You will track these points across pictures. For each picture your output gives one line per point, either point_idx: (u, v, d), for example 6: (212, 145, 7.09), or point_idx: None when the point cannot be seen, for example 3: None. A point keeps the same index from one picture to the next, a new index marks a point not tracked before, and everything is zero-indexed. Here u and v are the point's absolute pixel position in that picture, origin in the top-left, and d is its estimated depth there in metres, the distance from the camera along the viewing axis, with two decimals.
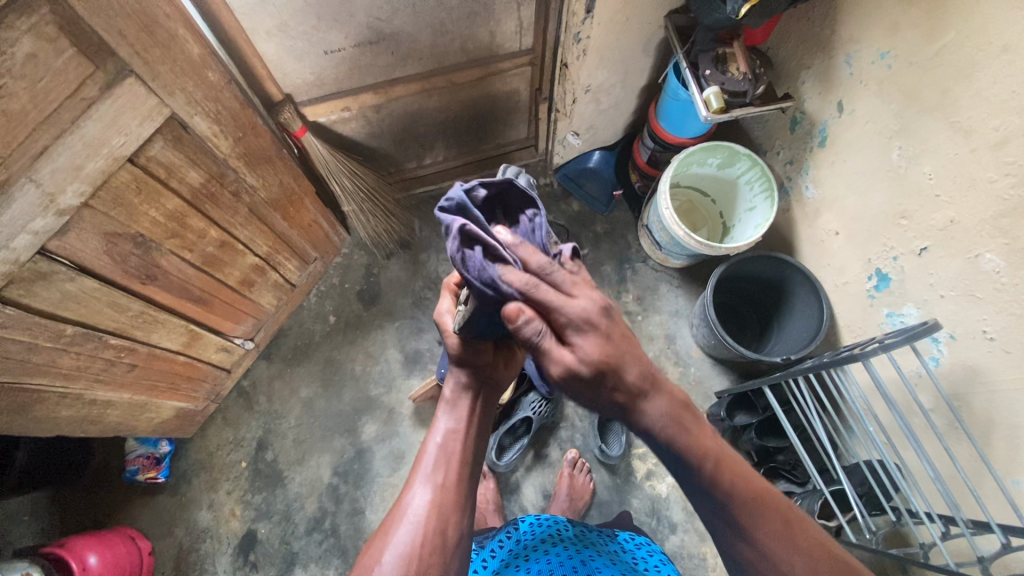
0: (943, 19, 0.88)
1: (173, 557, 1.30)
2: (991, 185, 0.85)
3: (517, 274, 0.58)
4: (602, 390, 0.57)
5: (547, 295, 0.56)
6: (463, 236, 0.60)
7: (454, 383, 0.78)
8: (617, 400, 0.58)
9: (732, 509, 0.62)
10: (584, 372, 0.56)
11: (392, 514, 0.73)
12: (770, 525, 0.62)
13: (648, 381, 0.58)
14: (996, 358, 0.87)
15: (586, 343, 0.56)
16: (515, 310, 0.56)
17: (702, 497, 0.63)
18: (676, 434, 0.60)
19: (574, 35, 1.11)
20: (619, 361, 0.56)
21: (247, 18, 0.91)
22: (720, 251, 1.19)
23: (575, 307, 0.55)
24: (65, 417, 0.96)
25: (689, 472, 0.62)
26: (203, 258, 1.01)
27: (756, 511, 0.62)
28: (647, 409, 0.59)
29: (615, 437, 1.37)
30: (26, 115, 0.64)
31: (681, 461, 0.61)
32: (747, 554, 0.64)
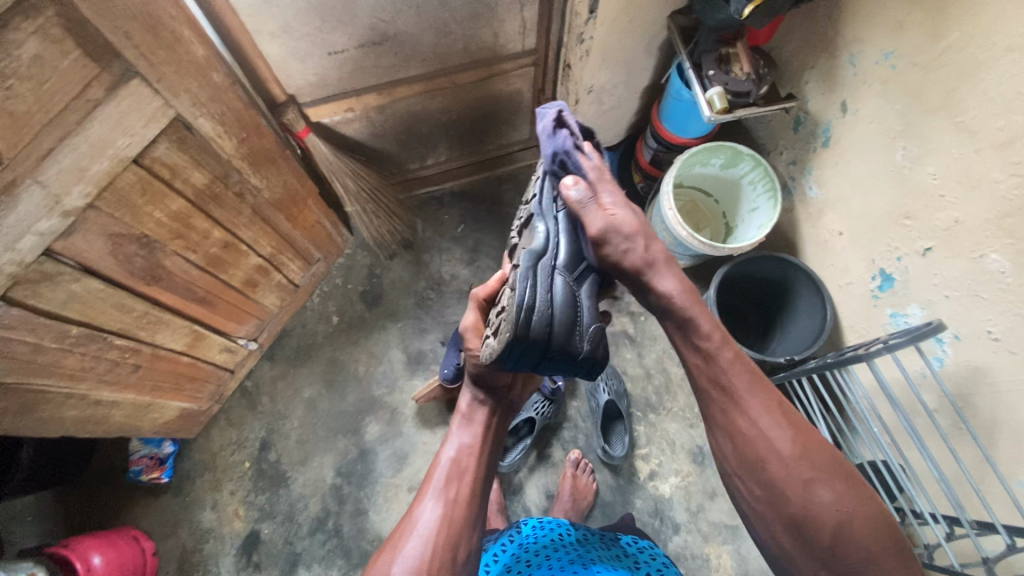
0: (947, 19, 0.88)
1: (176, 557, 1.30)
2: (996, 186, 0.85)
3: (587, 161, 0.72)
4: (631, 250, 0.71)
5: (602, 184, 0.72)
6: (557, 119, 0.76)
7: (469, 397, 0.82)
8: (637, 262, 0.71)
9: (731, 379, 0.74)
10: (623, 231, 0.69)
11: (402, 525, 0.73)
12: (765, 400, 0.74)
13: (664, 259, 0.72)
14: (1001, 358, 0.86)
15: (624, 214, 0.71)
16: (574, 180, 0.70)
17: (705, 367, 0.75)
18: (685, 301, 0.73)
19: (578, 36, 1.11)
20: (647, 233, 0.72)
21: (251, 19, 0.91)
22: (724, 251, 1.19)
23: (620, 194, 0.72)
24: (70, 418, 0.97)
25: (694, 338, 0.74)
26: (207, 259, 1.01)
27: (752, 386, 0.74)
28: (661, 282, 0.72)
29: (617, 438, 1.36)
30: (32, 116, 0.64)
31: (688, 325, 0.74)
32: (741, 427, 0.74)
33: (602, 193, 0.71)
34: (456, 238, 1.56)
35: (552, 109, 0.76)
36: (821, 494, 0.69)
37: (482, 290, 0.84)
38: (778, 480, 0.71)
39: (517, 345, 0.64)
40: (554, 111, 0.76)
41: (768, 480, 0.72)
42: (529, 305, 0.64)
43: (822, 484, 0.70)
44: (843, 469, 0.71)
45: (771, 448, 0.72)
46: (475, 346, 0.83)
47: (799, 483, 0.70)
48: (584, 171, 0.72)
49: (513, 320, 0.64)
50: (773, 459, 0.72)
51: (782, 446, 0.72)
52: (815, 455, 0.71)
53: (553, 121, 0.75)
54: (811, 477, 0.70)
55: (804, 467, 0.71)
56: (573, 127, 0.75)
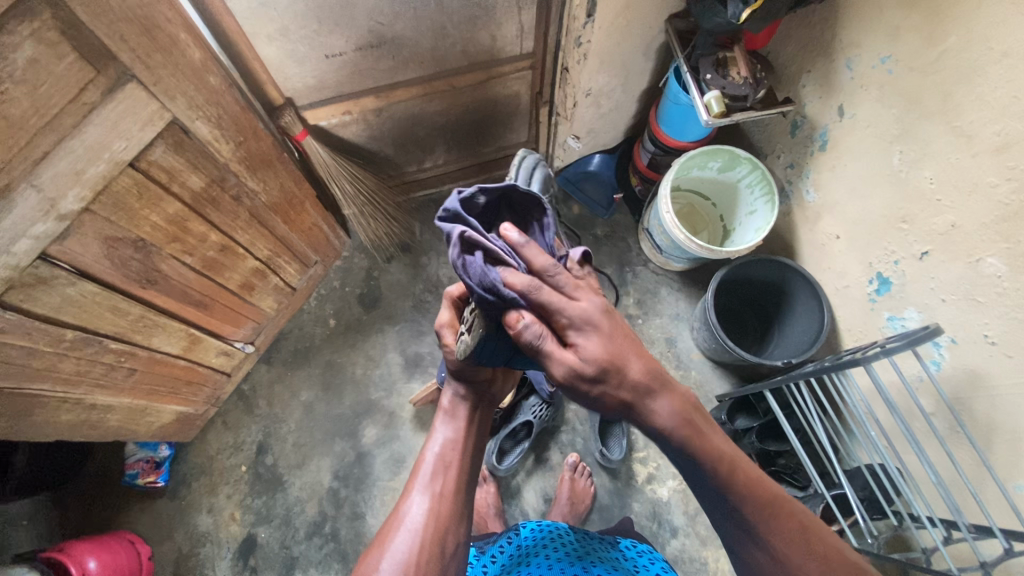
0: (943, 24, 0.89)
1: (172, 561, 1.29)
2: (992, 190, 0.85)
3: (516, 276, 0.58)
4: (606, 392, 0.57)
5: (546, 295, 0.57)
6: (465, 242, 0.61)
7: (450, 393, 0.81)
8: (621, 400, 0.58)
9: (745, 511, 0.64)
10: (588, 372, 0.56)
11: (389, 521, 0.73)
12: (787, 532, 0.64)
13: (654, 383, 0.59)
14: (997, 362, 0.87)
15: (587, 345, 0.57)
16: (516, 317, 0.58)
17: (717, 497, 0.65)
18: (687, 436, 0.61)
19: (575, 38, 1.11)
20: (623, 359, 0.57)
21: (249, 22, 0.91)
22: (721, 255, 1.19)
23: (577, 310, 0.57)
24: (65, 422, 0.96)
25: (702, 470, 0.63)
26: (203, 261, 1.00)
27: (767, 512, 0.64)
28: (657, 408, 0.60)
29: (616, 441, 1.36)
30: (27, 120, 0.64)
31: (691, 456, 0.62)
32: (763, 562, 0.65)
33: (551, 312, 0.58)
34: None
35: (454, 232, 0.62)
36: None
37: (456, 287, 0.84)
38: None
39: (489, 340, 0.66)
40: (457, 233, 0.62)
41: None
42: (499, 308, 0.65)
43: None
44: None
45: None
46: (450, 341, 0.81)
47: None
48: (519, 293, 0.58)
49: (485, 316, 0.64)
50: None
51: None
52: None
53: (459, 249, 0.61)
54: None
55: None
56: (486, 243, 0.61)
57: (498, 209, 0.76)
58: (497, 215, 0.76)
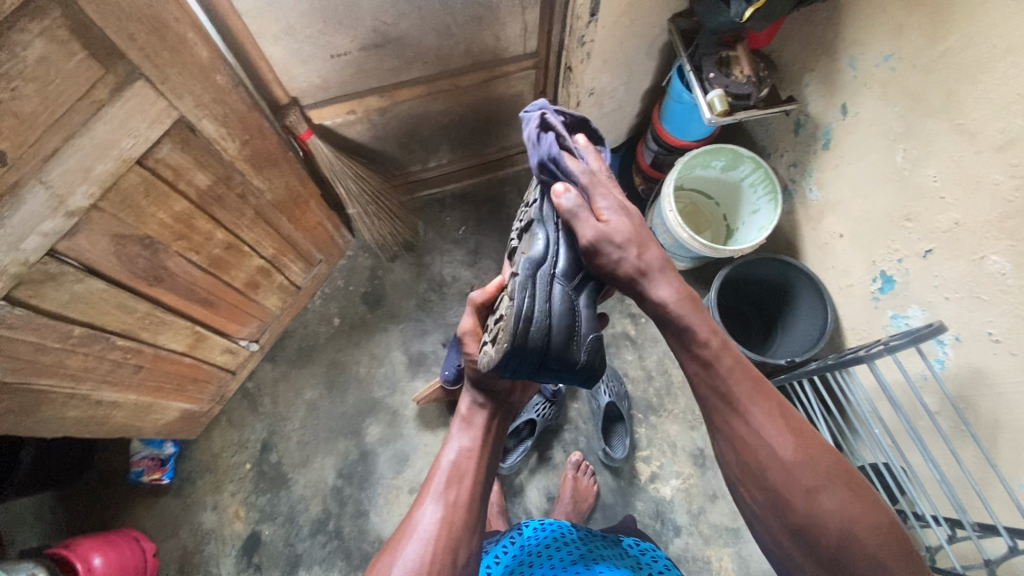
0: (946, 22, 0.89)
1: (176, 559, 1.30)
2: (996, 187, 0.85)
3: (575, 163, 0.71)
4: (625, 258, 0.68)
5: (593, 184, 0.70)
6: (541, 123, 0.74)
7: (469, 400, 0.82)
8: (631, 271, 0.68)
9: (728, 380, 0.69)
10: (615, 238, 0.67)
11: (401, 528, 0.73)
12: (765, 403, 0.69)
13: (664, 263, 0.70)
14: (1002, 360, 0.87)
15: (619, 220, 0.68)
16: (562, 188, 0.68)
17: (703, 372, 0.71)
18: (687, 312, 0.69)
19: (578, 38, 1.11)
20: (643, 240, 0.69)
21: (255, 22, 0.91)
22: (725, 253, 1.19)
23: (614, 199, 0.70)
24: (72, 418, 0.97)
25: (691, 339, 0.70)
26: (209, 259, 1.01)
27: (751, 389, 0.69)
28: (659, 289, 0.69)
29: (619, 440, 1.36)
30: (37, 118, 0.65)
31: (686, 331, 0.70)
32: (740, 432, 0.69)
33: (594, 197, 0.70)
34: (458, 240, 1.56)
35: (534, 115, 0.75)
36: (826, 504, 0.64)
37: (479, 295, 0.83)
38: (778, 486, 0.66)
39: (515, 355, 0.65)
40: (536, 117, 0.75)
41: (766, 483, 0.67)
42: (528, 314, 0.64)
43: (825, 491, 0.64)
44: (849, 477, 0.65)
45: (771, 452, 0.67)
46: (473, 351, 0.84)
47: (801, 492, 0.65)
48: (572, 176, 0.70)
49: (511, 329, 0.64)
50: (774, 465, 0.66)
51: (782, 449, 0.67)
52: (819, 460, 0.66)
53: (537, 125, 0.74)
54: (815, 485, 0.65)
55: (807, 472, 0.65)
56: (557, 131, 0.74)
57: (566, 126, 0.86)
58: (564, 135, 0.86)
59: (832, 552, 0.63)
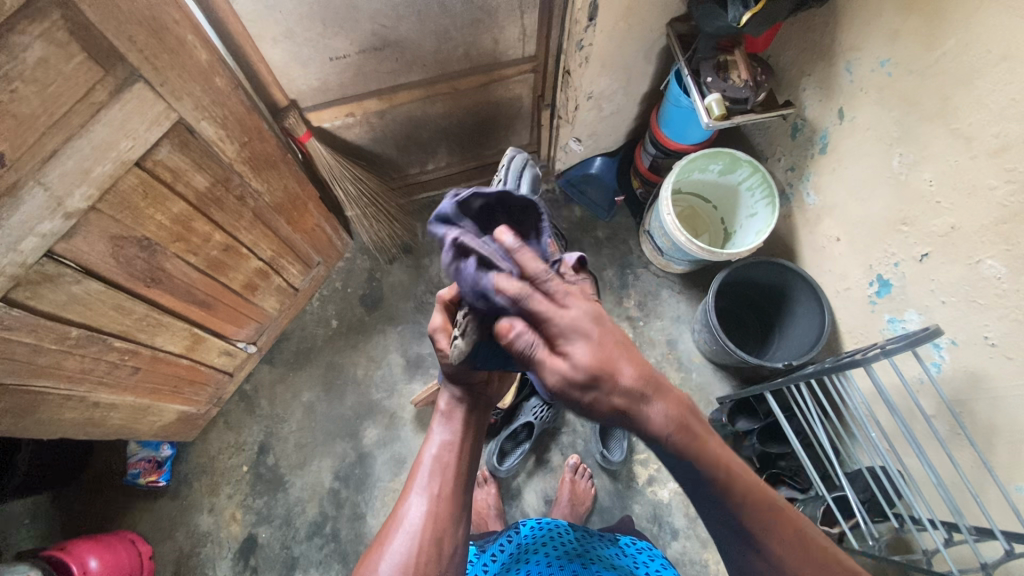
0: (941, 28, 0.90)
1: (173, 561, 1.29)
2: (991, 192, 0.86)
3: (508, 283, 0.53)
4: (600, 398, 0.51)
5: (536, 302, 0.52)
6: (458, 248, 0.58)
7: (448, 395, 0.79)
8: (615, 407, 0.52)
9: (743, 519, 0.59)
10: (578, 381, 0.51)
11: (389, 522, 0.74)
12: (784, 537, 0.59)
13: (649, 385, 0.52)
14: (998, 364, 0.87)
15: (580, 352, 0.50)
16: (506, 325, 0.54)
17: (714, 508, 0.59)
18: (679, 439, 0.55)
19: (577, 42, 1.11)
20: (614, 365, 0.51)
21: (254, 24, 0.92)
22: (722, 256, 1.19)
23: (564, 320, 0.51)
24: (69, 420, 0.97)
25: (695, 478, 0.58)
26: (207, 261, 1.01)
27: (766, 522, 0.59)
28: (650, 413, 0.53)
29: (617, 442, 1.36)
30: (36, 119, 0.65)
31: (687, 465, 0.56)
32: (761, 570, 0.60)
33: (541, 320, 0.52)
34: None
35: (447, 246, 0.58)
36: None
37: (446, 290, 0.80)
38: None
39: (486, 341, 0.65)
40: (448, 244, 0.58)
41: None
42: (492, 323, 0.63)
43: None
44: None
45: None
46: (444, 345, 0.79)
47: None
48: (510, 302, 0.54)
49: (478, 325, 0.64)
50: None
51: None
52: None
53: (452, 254, 0.58)
54: None
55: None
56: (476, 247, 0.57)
57: (492, 210, 0.68)
58: (491, 217, 0.68)
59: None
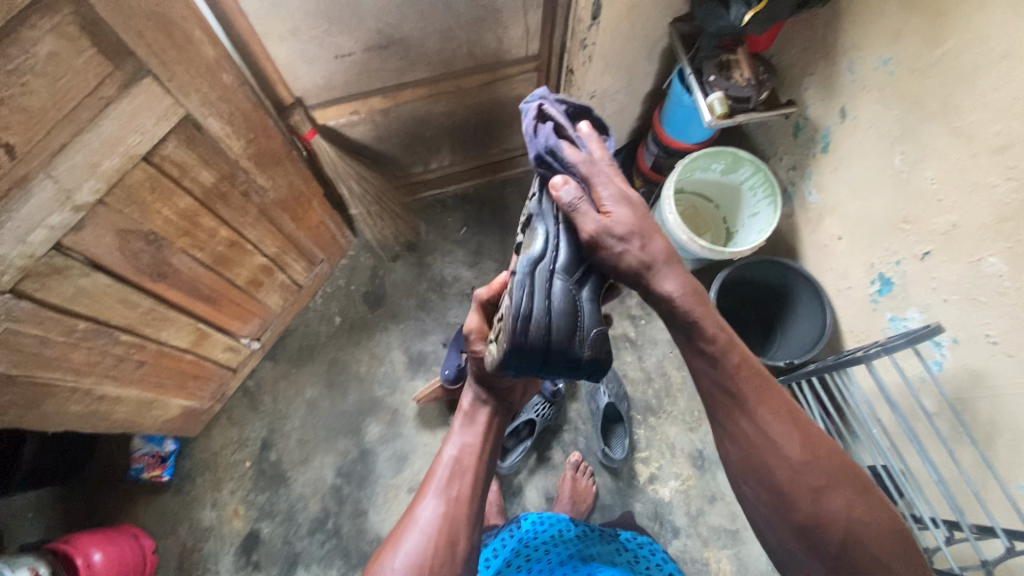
0: (943, 27, 0.90)
1: (175, 556, 1.30)
2: (993, 190, 0.86)
3: (577, 152, 0.72)
4: (628, 251, 0.69)
5: (595, 171, 0.71)
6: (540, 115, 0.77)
7: (471, 396, 0.81)
8: (635, 265, 0.69)
9: (738, 385, 0.71)
10: (618, 231, 0.68)
11: (402, 522, 0.73)
12: (773, 405, 0.71)
13: (670, 257, 0.71)
14: (999, 362, 0.87)
15: (622, 212, 0.69)
16: (559, 180, 0.69)
17: (714, 373, 0.72)
18: (694, 306, 0.70)
19: (580, 41, 1.12)
20: (647, 232, 0.70)
21: (260, 22, 0.93)
22: (725, 255, 1.19)
23: (616, 186, 0.71)
24: (75, 412, 0.97)
25: (700, 342, 0.72)
26: (212, 256, 1.02)
27: (759, 390, 0.71)
28: (665, 282, 0.70)
29: (618, 440, 1.37)
30: (46, 113, 0.66)
31: (693, 328, 0.71)
32: (749, 433, 0.71)
33: (595, 187, 0.71)
34: (459, 241, 1.57)
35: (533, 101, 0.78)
36: (833, 506, 0.66)
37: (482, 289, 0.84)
38: (787, 488, 0.68)
39: (517, 353, 0.65)
40: (534, 109, 0.77)
41: (774, 486, 0.69)
42: (526, 312, 0.65)
43: (832, 490, 0.67)
44: (852, 474, 0.68)
45: (778, 453, 0.69)
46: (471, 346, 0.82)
47: (810, 493, 0.67)
48: (573, 164, 0.72)
49: (511, 328, 0.65)
50: (781, 467, 0.69)
51: (790, 451, 0.69)
52: (827, 462, 0.68)
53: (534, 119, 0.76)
54: (822, 485, 0.67)
55: (815, 474, 0.67)
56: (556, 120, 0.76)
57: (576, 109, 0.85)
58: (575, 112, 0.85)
59: (837, 550, 0.65)
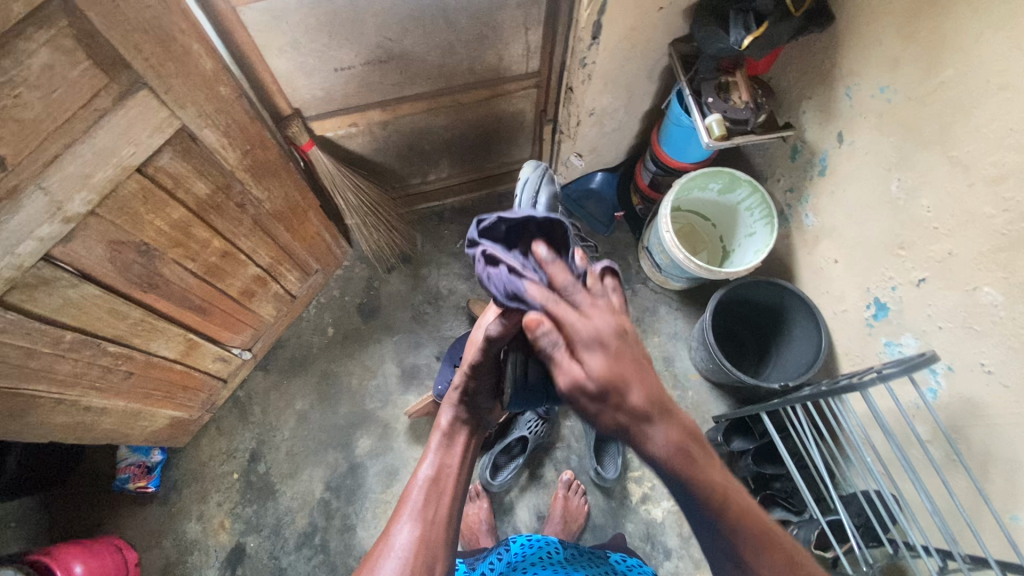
0: (940, 57, 0.91)
1: (158, 569, 1.28)
2: (989, 221, 0.86)
3: (536, 291, 0.61)
4: (603, 411, 0.55)
5: (560, 309, 0.58)
6: (488, 259, 0.73)
7: (450, 414, 0.80)
8: (619, 423, 0.55)
9: (735, 542, 0.59)
10: (590, 389, 0.54)
11: (375, 547, 0.70)
12: (779, 566, 0.58)
13: (654, 409, 0.55)
14: (994, 391, 0.87)
15: (595, 360, 0.54)
16: (534, 321, 0.57)
17: (707, 528, 0.60)
18: (682, 466, 0.56)
19: (580, 60, 1.13)
20: (625, 382, 0.54)
21: (261, 34, 0.92)
22: (720, 274, 1.19)
23: (588, 327, 0.56)
24: (58, 423, 0.96)
25: (690, 501, 0.59)
26: (205, 267, 1.01)
27: (760, 546, 0.58)
28: (652, 434, 0.55)
29: (611, 459, 1.35)
30: (40, 124, 0.65)
31: (685, 491, 0.58)
32: None
33: (565, 324, 0.57)
34: (455, 253, 1.57)
35: (478, 250, 0.75)
36: None
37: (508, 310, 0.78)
38: None
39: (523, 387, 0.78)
40: (483, 255, 0.74)
41: None
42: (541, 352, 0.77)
43: None
44: None
45: None
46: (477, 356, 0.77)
47: None
48: (537, 307, 0.60)
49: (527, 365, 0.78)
50: None
51: None
52: None
53: (484, 265, 0.73)
54: None
55: None
56: (504, 259, 0.71)
57: (526, 231, 0.78)
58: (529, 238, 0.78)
59: None
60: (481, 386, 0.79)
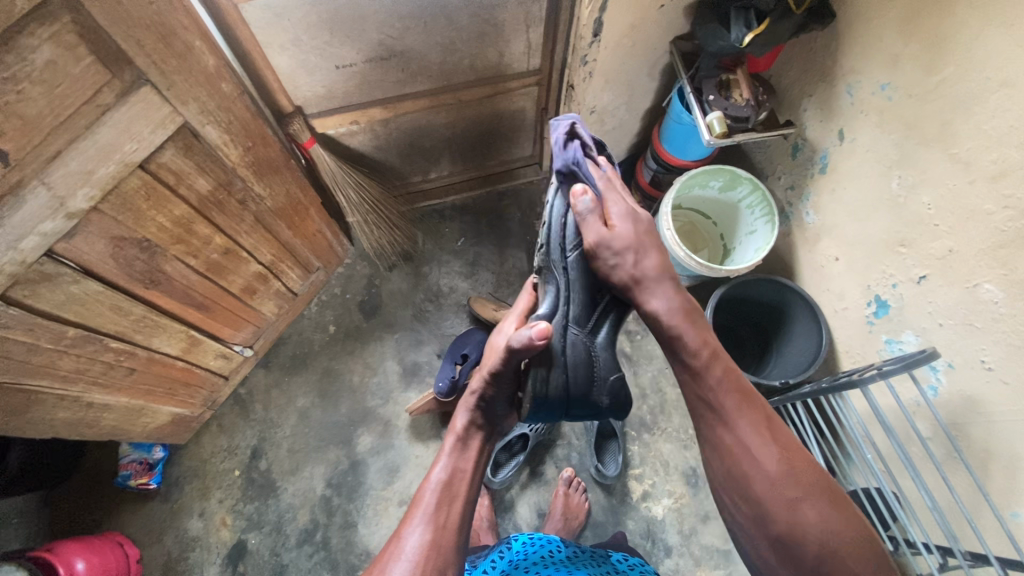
0: (941, 54, 0.91)
1: (160, 565, 1.28)
2: (990, 217, 0.86)
3: (597, 172, 0.80)
4: (621, 265, 0.77)
5: (609, 194, 0.79)
6: (569, 130, 0.81)
7: (466, 417, 0.79)
8: (631, 278, 0.77)
9: (719, 397, 0.75)
10: (617, 244, 0.76)
11: (387, 549, 0.71)
12: (754, 419, 0.74)
13: (662, 274, 0.78)
14: (994, 387, 0.87)
15: (625, 229, 0.77)
16: (581, 189, 0.77)
17: (697, 387, 0.76)
18: (679, 322, 0.77)
19: (580, 58, 1.13)
20: (644, 250, 0.77)
21: (262, 31, 0.92)
22: (721, 272, 1.19)
23: (625, 208, 0.79)
24: (61, 419, 0.96)
25: (684, 358, 0.77)
26: (207, 264, 1.01)
27: (740, 403, 0.75)
28: (657, 297, 0.77)
29: (612, 457, 1.35)
30: (42, 119, 0.65)
31: (683, 348, 0.76)
32: (728, 445, 0.74)
33: (609, 203, 0.79)
34: (456, 251, 1.57)
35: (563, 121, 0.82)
36: (809, 516, 0.68)
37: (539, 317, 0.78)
38: (765, 501, 0.70)
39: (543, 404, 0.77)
40: (567, 126, 0.81)
41: (751, 494, 0.72)
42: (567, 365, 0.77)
43: (808, 502, 0.69)
44: (830, 488, 0.71)
45: (757, 466, 0.71)
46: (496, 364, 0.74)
47: (785, 503, 0.70)
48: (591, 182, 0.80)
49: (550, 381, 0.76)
50: (760, 476, 0.71)
51: (769, 462, 0.71)
52: (806, 472, 0.71)
53: (564, 134, 0.81)
54: (800, 496, 0.69)
55: (793, 486, 0.70)
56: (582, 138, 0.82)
57: None
58: None
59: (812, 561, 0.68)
60: (498, 394, 0.77)
